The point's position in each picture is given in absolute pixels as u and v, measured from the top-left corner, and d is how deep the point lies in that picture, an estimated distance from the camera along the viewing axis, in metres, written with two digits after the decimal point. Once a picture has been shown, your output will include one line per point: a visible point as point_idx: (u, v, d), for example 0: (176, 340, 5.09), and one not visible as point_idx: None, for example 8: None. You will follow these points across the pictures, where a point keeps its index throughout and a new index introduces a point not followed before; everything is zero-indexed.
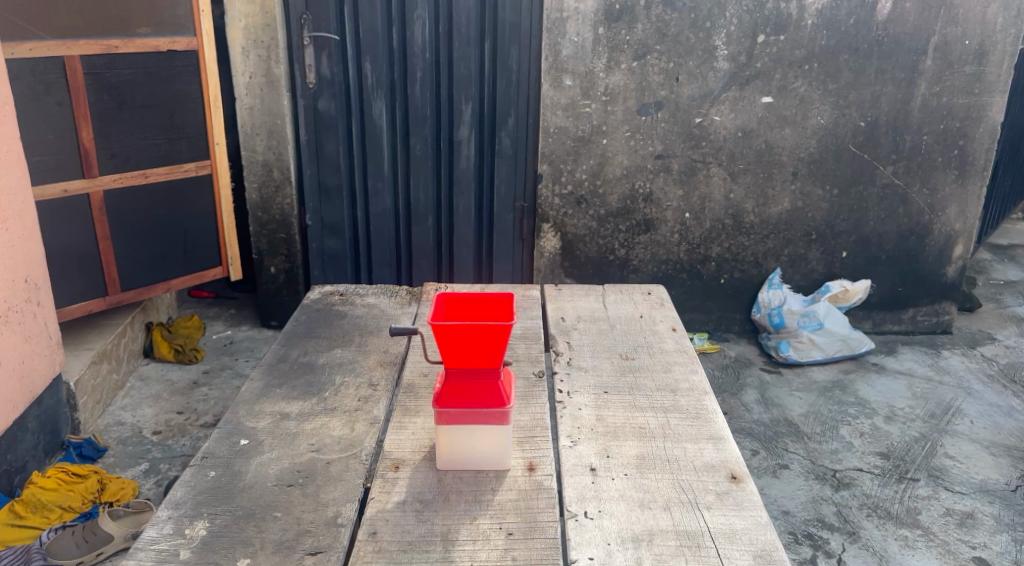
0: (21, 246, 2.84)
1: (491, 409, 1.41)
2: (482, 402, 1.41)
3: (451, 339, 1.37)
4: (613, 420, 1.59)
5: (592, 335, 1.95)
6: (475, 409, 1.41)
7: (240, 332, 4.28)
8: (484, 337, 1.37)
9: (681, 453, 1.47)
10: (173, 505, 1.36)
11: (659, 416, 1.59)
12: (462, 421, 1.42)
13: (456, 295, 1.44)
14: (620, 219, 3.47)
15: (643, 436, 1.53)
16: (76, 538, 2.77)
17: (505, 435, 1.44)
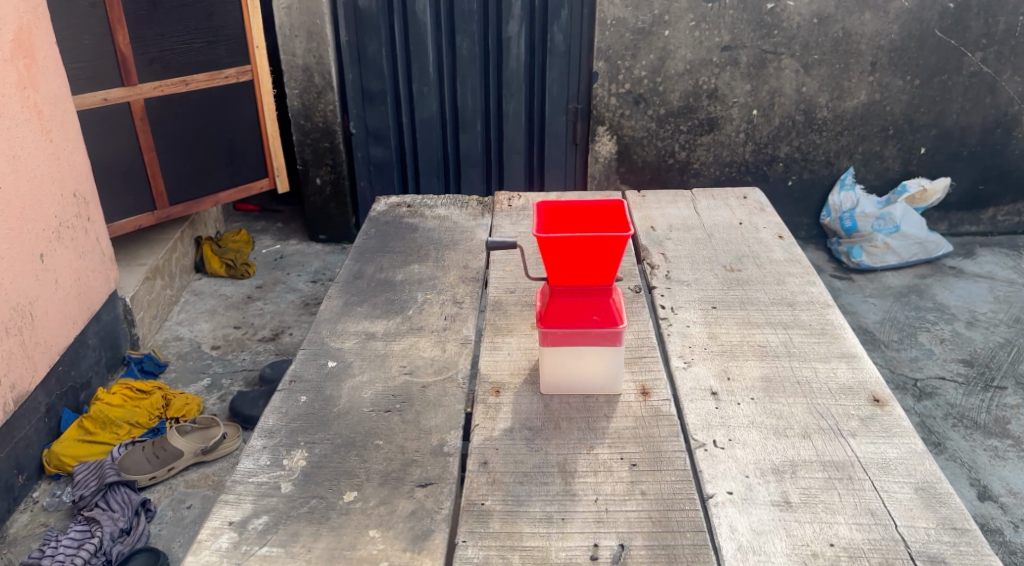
0: (66, 160, 2.78)
1: (602, 328, 1.28)
2: (592, 322, 1.28)
3: (559, 253, 1.23)
4: (728, 338, 1.47)
5: (687, 244, 1.81)
6: (585, 328, 1.28)
7: (290, 246, 4.18)
8: (597, 250, 1.22)
9: (811, 375, 1.38)
10: (267, 434, 1.27)
11: (780, 332, 1.49)
12: (569, 342, 1.29)
13: (560, 202, 1.28)
14: (682, 119, 3.26)
15: (765, 355, 1.43)
16: (146, 454, 2.78)
17: (617, 357, 1.31)
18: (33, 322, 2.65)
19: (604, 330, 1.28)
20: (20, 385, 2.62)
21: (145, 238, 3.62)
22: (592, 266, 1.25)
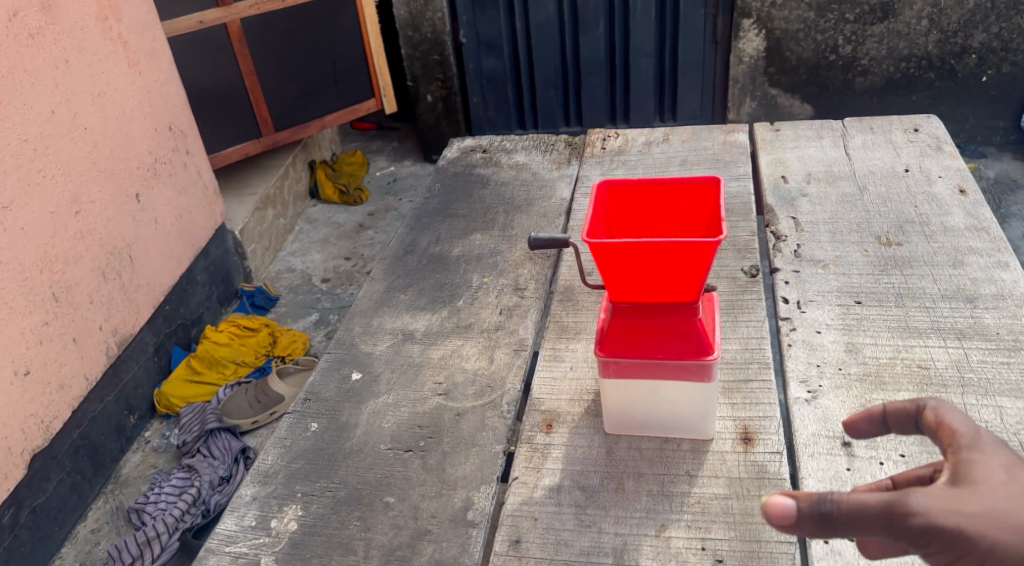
0: (158, 91, 2.64)
1: (683, 359, 0.93)
2: (669, 350, 0.93)
3: (619, 259, 0.92)
4: (875, 354, 1.08)
5: (829, 204, 1.40)
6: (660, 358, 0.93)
7: (404, 167, 3.95)
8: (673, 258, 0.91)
9: (995, 419, 0.97)
10: (261, 479, 1.03)
11: (951, 348, 1.07)
12: (639, 374, 0.95)
13: (626, 189, 1.05)
14: (847, 5, 2.65)
15: (924, 384, 1.03)
16: (249, 398, 2.67)
17: (708, 400, 0.96)
18: (133, 264, 2.54)
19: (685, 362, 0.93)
20: (124, 327, 2.51)
21: (256, 164, 3.48)
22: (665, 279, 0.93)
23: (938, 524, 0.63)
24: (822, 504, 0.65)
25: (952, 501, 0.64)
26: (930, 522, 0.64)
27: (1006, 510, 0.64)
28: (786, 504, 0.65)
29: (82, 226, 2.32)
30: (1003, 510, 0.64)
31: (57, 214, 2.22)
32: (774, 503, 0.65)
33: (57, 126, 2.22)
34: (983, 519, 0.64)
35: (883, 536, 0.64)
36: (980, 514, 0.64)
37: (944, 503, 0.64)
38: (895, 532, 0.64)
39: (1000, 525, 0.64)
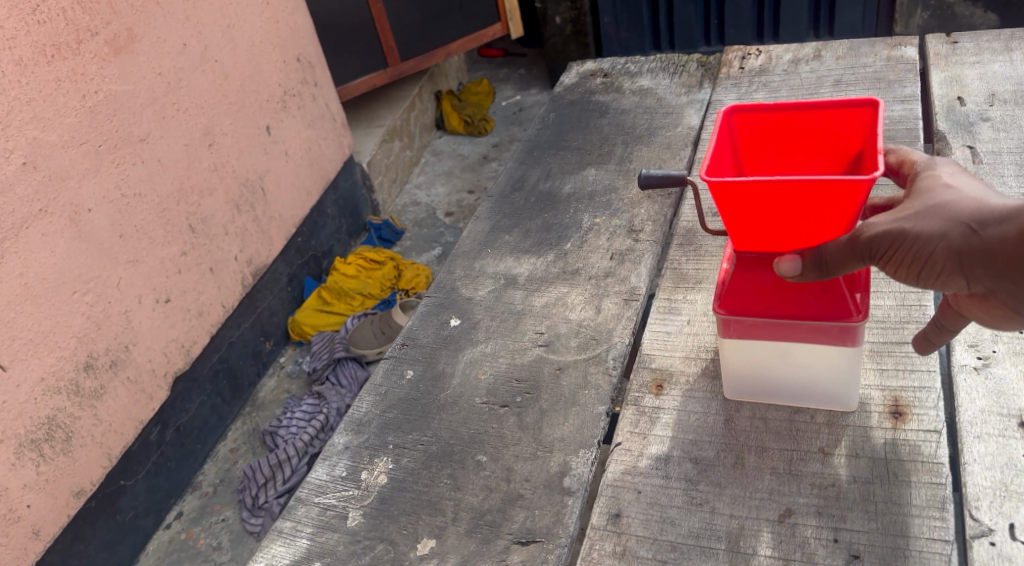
0: (285, 22, 2.64)
1: (820, 319, 0.81)
2: (802, 307, 0.81)
3: (743, 204, 0.80)
4: None
5: (1017, 130, 1.17)
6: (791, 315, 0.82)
7: (531, 96, 3.82)
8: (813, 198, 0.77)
9: None
10: (354, 428, 0.98)
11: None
12: (764, 335, 0.84)
13: (754, 115, 0.90)
14: None
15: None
16: (374, 328, 2.70)
17: (850, 367, 0.83)
18: (266, 196, 2.59)
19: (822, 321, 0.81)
20: (258, 257, 2.58)
21: (384, 96, 3.46)
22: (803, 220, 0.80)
23: (879, 234, 0.72)
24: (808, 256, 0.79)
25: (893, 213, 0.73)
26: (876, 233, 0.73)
27: (948, 203, 0.71)
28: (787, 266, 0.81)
29: (216, 158, 2.36)
30: (940, 206, 0.72)
31: (191, 146, 2.26)
32: (779, 262, 0.81)
33: (189, 59, 2.24)
34: (915, 215, 0.72)
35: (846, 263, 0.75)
36: (918, 214, 0.72)
37: (887, 218, 0.73)
38: (848, 252, 0.75)
39: (932, 215, 0.71)
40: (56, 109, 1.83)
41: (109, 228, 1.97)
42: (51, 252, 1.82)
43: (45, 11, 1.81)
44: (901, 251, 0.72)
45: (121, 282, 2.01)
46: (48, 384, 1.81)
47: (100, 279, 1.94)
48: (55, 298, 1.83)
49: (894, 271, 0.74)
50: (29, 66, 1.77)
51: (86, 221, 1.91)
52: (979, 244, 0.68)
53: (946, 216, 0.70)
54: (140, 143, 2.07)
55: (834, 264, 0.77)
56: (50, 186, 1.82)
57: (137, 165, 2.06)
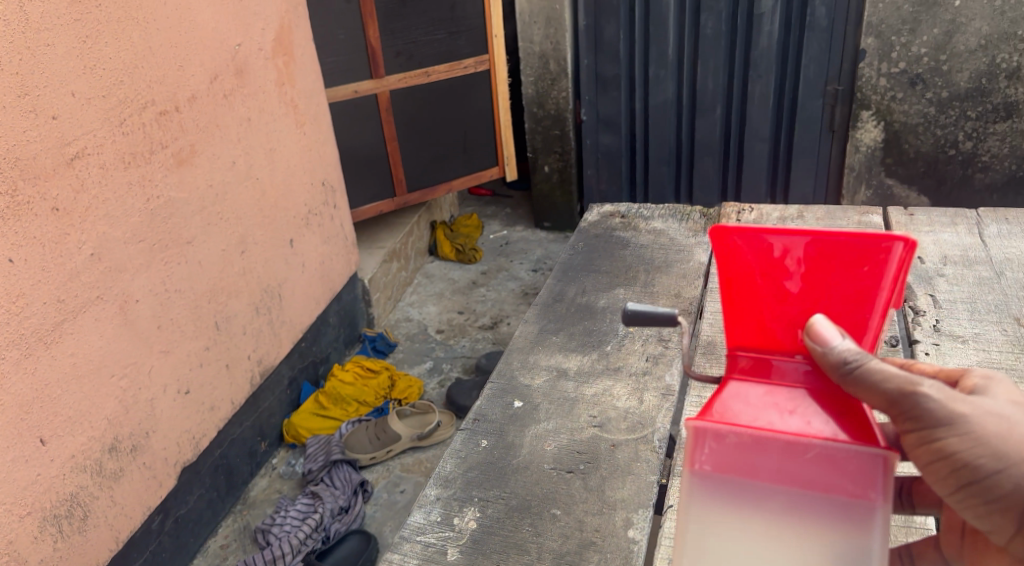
0: (316, 151, 3.02)
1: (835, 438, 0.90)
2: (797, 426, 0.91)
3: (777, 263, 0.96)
4: None
5: (965, 284, 1.52)
6: (800, 436, 0.90)
7: (516, 232, 4.09)
8: (842, 262, 0.94)
9: None
10: (442, 483, 1.18)
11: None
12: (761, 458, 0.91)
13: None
14: (971, 103, 3.09)
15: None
16: (369, 434, 2.94)
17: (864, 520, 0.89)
18: (282, 302, 2.92)
19: (835, 448, 0.90)
20: (269, 358, 2.91)
21: (385, 221, 3.73)
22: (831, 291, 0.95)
23: (928, 405, 0.86)
24: (849, 352, 0.89)
25: (951, 400, 0.87)
26: (926, 404, 0.87)
27: (998, 425, 0.86)
28: (827, 339, 0.91)
29: (245, 264, 2.72)
30: (986, 420, 0.86)
31: (227, 252, 2.64)
32: (822, 336, 0.91)
33: (236, 175, 2.65)
34: (966, 412, 0.86)
35: (881, 398, 0.88)
36: (970, 416, 0.86)
37: (944, 398, 0.87)
38: (896, 393, 0.87)
39: (976, 423, 0.86)
40: (123, 211, 2.22)
41: (149, 318, 2.34)
42: (91, 338, 2.13)
43: (128, 125, 2.22)
44: (930, 428, 0.87)
45: (153, 369, 2.36)
46: (76, 461, 2.11)
47: (137, 365, 2.30)
48: (95, 380, 2.15)
49: (902, 423, 0.88)
50: (109, 170, 2.17)
51: (132, 310, 2.27)
52: (994, 471, 0.85)
53: (992, 435, 0.86)
54: (186, 245, 2.46)
55: (869, 386, 0.88)
56: (109, 277, 2.18)
57: (180, 265, 2.44)
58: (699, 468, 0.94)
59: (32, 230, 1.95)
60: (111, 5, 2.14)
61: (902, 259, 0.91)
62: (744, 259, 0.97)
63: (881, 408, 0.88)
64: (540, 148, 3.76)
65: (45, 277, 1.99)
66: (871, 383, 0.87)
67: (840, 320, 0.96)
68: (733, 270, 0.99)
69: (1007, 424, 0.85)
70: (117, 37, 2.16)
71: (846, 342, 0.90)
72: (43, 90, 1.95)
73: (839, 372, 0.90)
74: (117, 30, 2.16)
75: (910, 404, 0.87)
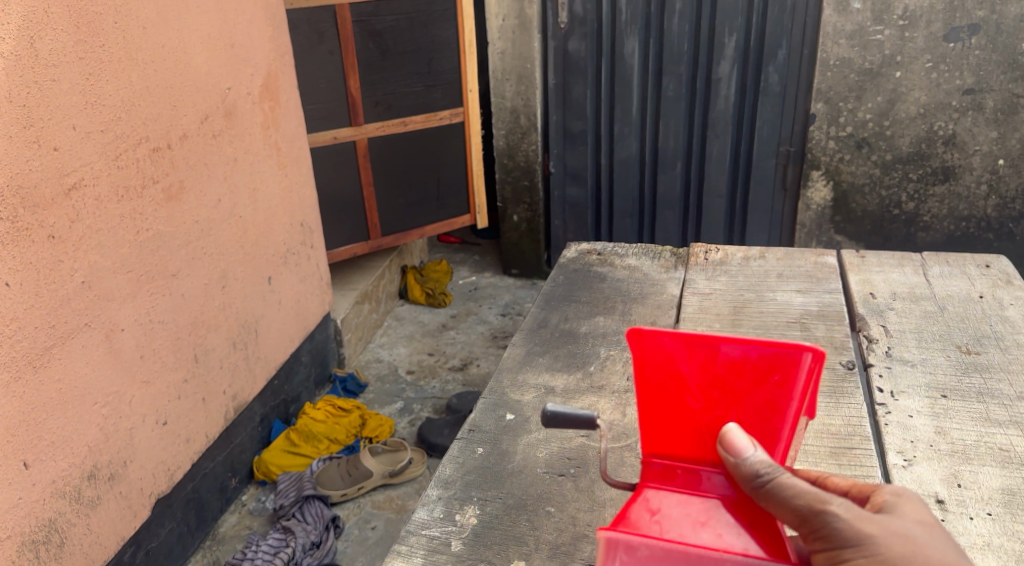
0: (296, 193, 2.98)
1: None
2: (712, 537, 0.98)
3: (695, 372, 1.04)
4: (961, 436, 1.41)
5: (913, 317, 1.79)
6: (710, 550, 0.96)
7: (485, 278, 4.21)
8: (753, 372, 1.02)
9: None
10: (443, 484, 1.27)
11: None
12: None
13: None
14: (913, 166, 3.33)
15: (1007, 462, 1.34)
16: (341, 471, 2.80)
17: None
18: (258, 337, 2.78)
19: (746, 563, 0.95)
20: (242, 394, 2.71)
21: (357, 264, 3.79)
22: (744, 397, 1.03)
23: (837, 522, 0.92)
24: (761, 464, 0.96)
25: (859, 520, 0.92)
26: (836, 521, 0.92)
27: (907, 547, 0.91)
28: (741, 450, 0.98)
29: (225, 299, 2.58)
30: (894, 542, 0.91)
31: (209, 286, 2.49)
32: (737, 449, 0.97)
33: (219, 213, 2.53)
34: (873, 533, 0.91)
35: (792, 513, 0.93)
36: (878, 535, 0.92)
37: (852, 518, 0.92)
38: (807, 511, 0.92)
39: (883, 545, 0.91)
40: (115, 240, 2.07)
41: (133, 348, 2.15)
42: (87, 364, 1.98)
43: (123, 158, 2.10)
44: (839, 545, 0.92)
45: (133, 400, 2.15)
46: (56, 487, 1.91)
47: (118, 395, 2.10)
48: (79, 406, 1.97)
49: (813, 542, 0.93)
50: (104, 201, 2.03)
51: (118, 339, 2.09)
52: None
53: (901, 557, 0.90)
54: (171, 278, 2.30)
55: (780, 501, 0.94)
56: (97, 305, 2.01)
57: (164, 298, 2.28)
58: None
59: (29, 256, 1.81)
60: (115, 45, 2.03)
61: (811, 371, 1.00)
62: (661, 365, 1.05)
63: (793, 525, 0.94)
64: (509, 199, 3.91)
65: (37, 302, 1.83)
66: (782, 499, 0.93)
67: (751, 427, 1.04)
68: (651, 374, 1.06)
69: (914, 546, 0.90)
70: (117, 74, 2.04)
71: (758, 453, 0.97)
72: (47, 121, 1.83)
73: (752, 483, 0.96)
74: (117, 70, 2.05)
75: (819, 523, 0.92)
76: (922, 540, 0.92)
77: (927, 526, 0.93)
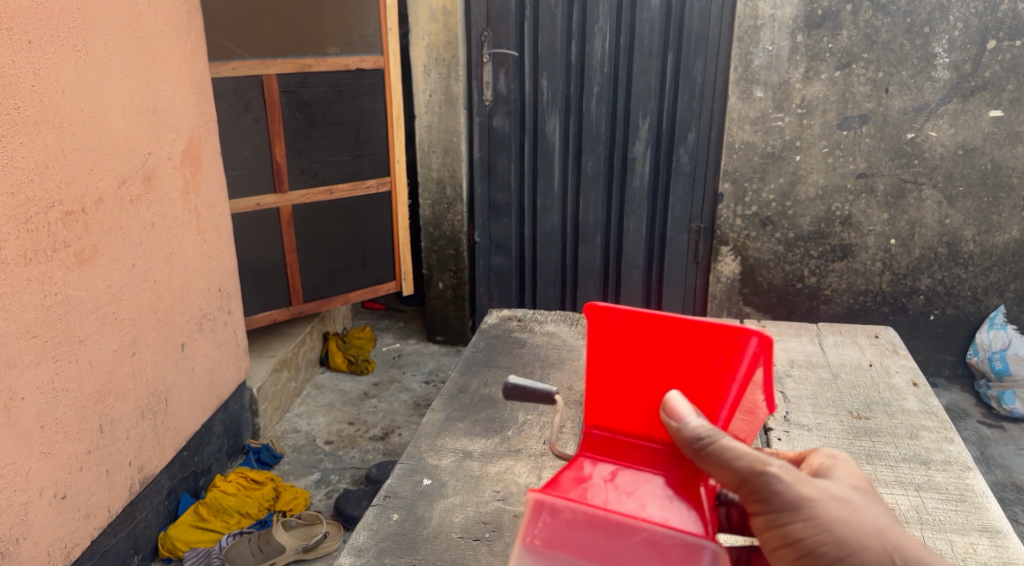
0: (216, 258, 2.95)
1: (665, 529, 1.23)
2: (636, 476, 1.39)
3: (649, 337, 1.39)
4: None
5: (809, 384, 1.90)
6: (630, 519, 1.23)
7: (408, 345, 4.19)
8: (707, 349, 1.35)
9: (947, 549, 1.36)
10: (357, 552, 1.38)
11: (912, 496, 1.49)
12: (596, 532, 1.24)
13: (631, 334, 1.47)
14: (813, 244, 3.53)
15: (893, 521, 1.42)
16: (252, 546, 2.69)
17: None
18: (167, 407, 2.67)
19: (658, 532, 1.23)
20: (149, 465, 2.58)
21: (276, 331, 3.72)
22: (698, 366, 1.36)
23: (778, 490, 1.17)
24: (701, 430, 1.23)
25: (798, 487, 1.18)
26: (778, 487, 1.18)
27: (839, 506, 1.17)
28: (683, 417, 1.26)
29: (135, 366, 2.48)
30: (829, 501, 1.18)
31: (119, 351, 2.39)
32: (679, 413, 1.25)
33: (133, 277, 2.46)
34: (808, 500, 1.17)
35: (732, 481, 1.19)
36: (819, 497, 1.18)
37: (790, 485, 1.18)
38: (746, 470, 1.18)
39: (824, 508, 1.17)
40: (19, 304, 2.00)
41: (33, 418, 2.06)
42: None
43: (34, 221, 2.05)
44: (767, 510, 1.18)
45: (30, 472, 2.05)
46: None
47: (14, 466, 2.00)
48: None
49: (753, 500, 1.19)
50: (10, 264, 1.98)
51: (17, 408, 2.00)
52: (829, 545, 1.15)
53: (830, 516, 1.16)
54: (78, 343, 2.21)
55: (718, 460, 1.20)
56: None
57: (72, 363, 2.19)
58: (535, 540, 1.27)
59: None
60: (32, 107, 2.02)
61: (759, 352, 1.31)
62: (626, 331, 1.41)
63: (734, 484, 1.19)
64: (435, 266, 3.94)
65: None
66: (724, 459, 1.19)
67: (701, 398, 1.37)
68: (614, 338, 1.42)
69: (839, 507, 1.17)
70: (32, 137, 2.02)
71: (695, 419, 1.25)
72: None
73: (694, 444, 1.23)
74: (33, 133, 2.03)
75: (760, 483, 1.17)
76: (852, 502, 1.19)
77: (845, 475, 1.24)
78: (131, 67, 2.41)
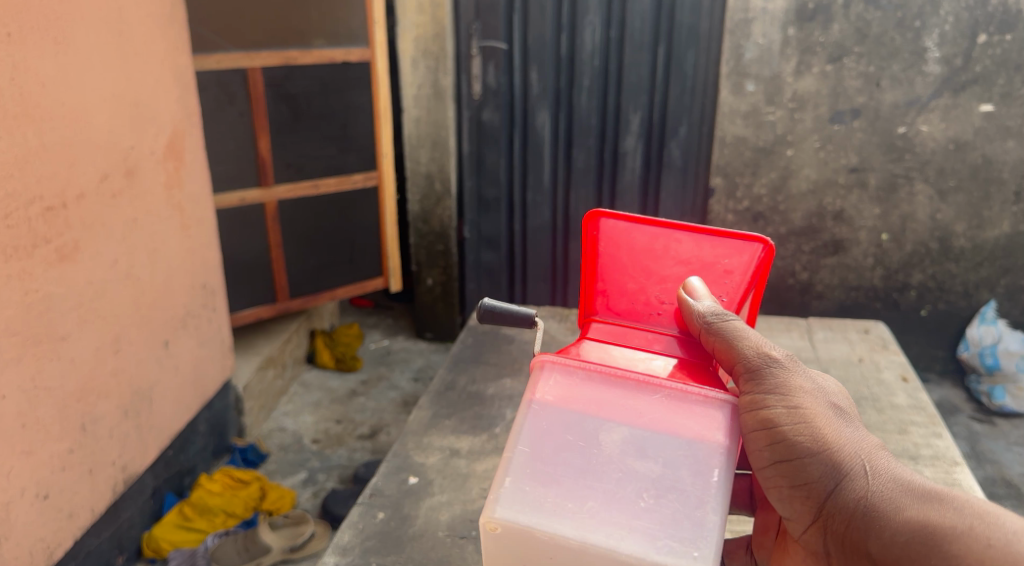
0: (200, 253, 2.90)
1: (685, 385, 1.32)
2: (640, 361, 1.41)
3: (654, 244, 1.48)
4: None
5: None
6: (649, 380, 1.33)
7: (397, 342, 4.15)
8: (710, 255, 1.46)
9: None
10: (342, 551, 1.44)
11: None
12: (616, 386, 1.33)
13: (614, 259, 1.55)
14: (805, 239, 3.51)
15: None
16: (237, 546, 2.64)
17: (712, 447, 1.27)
18: (151, 405, 2.62)
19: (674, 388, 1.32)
20: (133, 465, 2.53)
21: (262, 328, 3.67)
22: (699, 270, 1.46)
23: (771, 373, 1.32)
24: (712, 310, 1.37)
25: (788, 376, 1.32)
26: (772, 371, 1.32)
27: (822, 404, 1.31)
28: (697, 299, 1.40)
29: (118, 364, 2.43)
30: (813, 396, 1.32)
31: (101, 349, 2.34)
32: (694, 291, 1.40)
33: (116, 273, 2.41)
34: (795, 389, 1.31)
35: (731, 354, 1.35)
36: (805, 392, 1.32)
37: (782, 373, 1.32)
38: (749, 350, 1.34)
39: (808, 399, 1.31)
40: None
41: (13, 418, 2.01)
42: None
43: (12, 218, 2.00)
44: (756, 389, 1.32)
45: (10, 472, 2.00)
46: None
47: None
48: None
49: (747, 380, 1.33)
50: None
51: None
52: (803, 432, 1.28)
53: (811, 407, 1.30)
54: (59, 341, 2.16)
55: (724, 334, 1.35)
56: None
57: (52, 362, 2.14)
58: (550, 394, 1.32)
59: None
60: (10, 101, 1.97)
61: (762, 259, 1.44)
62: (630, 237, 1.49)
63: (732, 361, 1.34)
64: (423, 262, 3.89)
65: None
66: (728, 333, 1.35)
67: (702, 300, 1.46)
68: (616, 246, 1.48)
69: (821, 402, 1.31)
70: (11, 132, 1.97)
71: (709, 302, 1.39)
72: None
73: (705, 320, 1.36)
74: (12, 128, 1.98)
75: (757, 365, 1.33)
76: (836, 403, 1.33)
77: (847, 394, 1.38)
78: (113, 58, 2.36)
